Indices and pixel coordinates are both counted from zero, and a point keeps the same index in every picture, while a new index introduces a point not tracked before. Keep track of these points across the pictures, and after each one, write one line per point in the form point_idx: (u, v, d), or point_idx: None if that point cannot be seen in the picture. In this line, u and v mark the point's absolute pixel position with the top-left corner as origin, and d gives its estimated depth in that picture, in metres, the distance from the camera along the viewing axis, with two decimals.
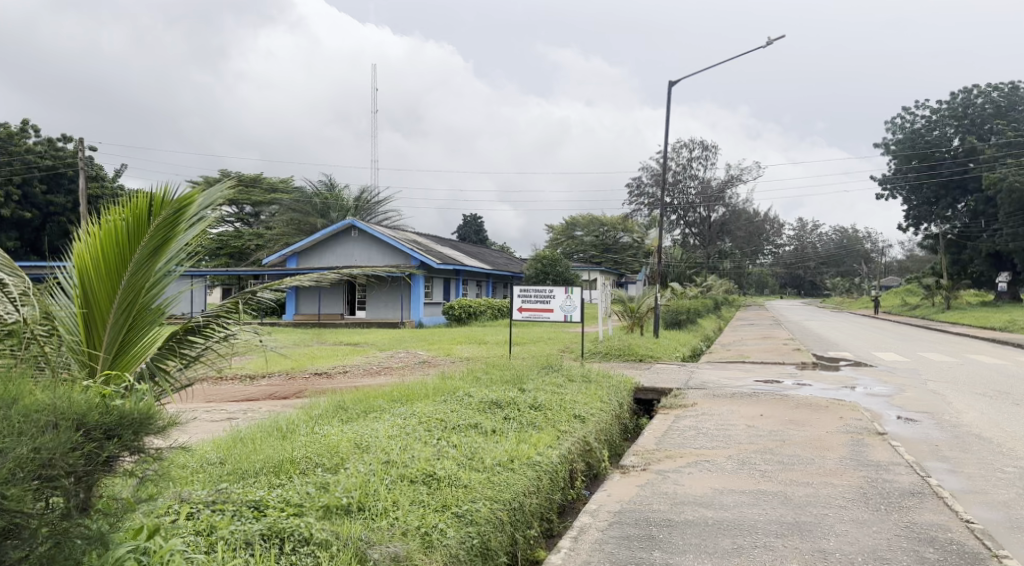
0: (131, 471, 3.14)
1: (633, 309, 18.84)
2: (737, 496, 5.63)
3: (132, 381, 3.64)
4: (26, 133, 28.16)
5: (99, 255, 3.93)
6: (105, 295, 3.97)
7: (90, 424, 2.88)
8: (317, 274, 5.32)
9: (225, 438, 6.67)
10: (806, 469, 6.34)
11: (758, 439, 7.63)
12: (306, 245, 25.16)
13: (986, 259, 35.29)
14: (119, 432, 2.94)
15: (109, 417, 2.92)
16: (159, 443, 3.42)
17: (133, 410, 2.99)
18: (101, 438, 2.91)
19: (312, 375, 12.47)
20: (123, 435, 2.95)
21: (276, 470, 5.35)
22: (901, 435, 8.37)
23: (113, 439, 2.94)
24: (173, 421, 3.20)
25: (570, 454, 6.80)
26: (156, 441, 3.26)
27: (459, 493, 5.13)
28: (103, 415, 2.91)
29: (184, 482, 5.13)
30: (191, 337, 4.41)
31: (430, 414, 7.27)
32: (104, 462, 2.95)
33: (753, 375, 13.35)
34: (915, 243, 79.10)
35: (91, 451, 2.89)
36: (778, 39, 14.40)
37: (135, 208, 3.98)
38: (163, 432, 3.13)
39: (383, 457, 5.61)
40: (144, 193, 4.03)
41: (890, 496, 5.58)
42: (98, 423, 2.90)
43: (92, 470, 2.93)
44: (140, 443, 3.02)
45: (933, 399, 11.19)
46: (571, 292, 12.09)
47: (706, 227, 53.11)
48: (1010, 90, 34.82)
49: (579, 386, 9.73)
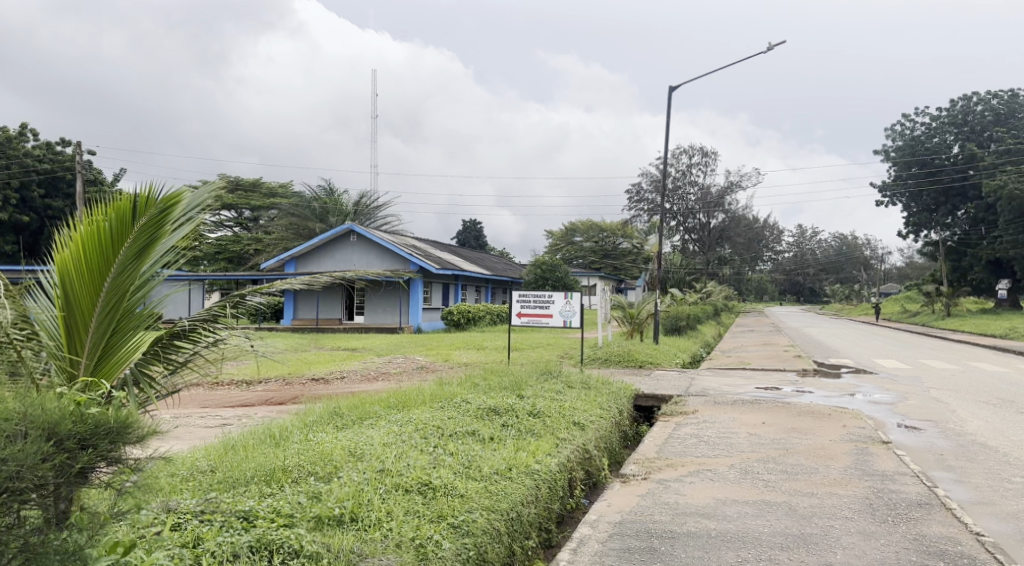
0: (108, 481, 3.02)
1: (633, 315, 18.71)
2: (740, 507, 5.50)
3: (109, 387, 3.49)
4: (24, 136, 28.06)
5: (79, 257, 3.81)
6: (87, 299, 3.85)
7: (61, 434, 2.76)
8: (309, 278, 5.15)
9: (216, 445, 6.53)
10: (811, 479, 6.20)
11: (760, 447, 7.50)
12: (306, 249, 25.04)
13: (986, 266, 35.12)
14: (93, 442, 2.82)
15: (82, 426, 2.80)
16: (139, 453, 3.31)
17: (110, 419, 2.86)
18: (74, 447, 2.79)
19: (309, 381, 12.34)
20: (97, 445, 2.84)
21: (268, 478, 5.23)
22: (905, 444, 8.23)
23: (87, 449, 2.82)
24: (153, 429, 3.08)
25: (569, 461, 6.67)
26: (135, 451, 3.15)
27: (456, 503, 4.99)
28: (76, 424, 2.79)
29: (173, 491, 5.00)
30: (177, 342, 4.25)
31: (427, 421, 7.14)
32: (78, 474, 2.83)
33: (755, 382, 13.21)
34: (915, 251, 79.02)
35: (62, 463, 2.77)
36: (778, 45, 14.38)
37: (119, 207, 3.85)
38: (142, 441, 3.01)
39: (377, 466, 5.48)
40: (127, 192, 3.88)
41: (897, 507, 5.45)
42: (69, 433, 2.77)
43: (65, 483, 2.81)
44: (117, 452, 2.90)
45: (937, 407, 11.04)
46: (571, 298, 11.94)
47: (705, 233, 52.92)
48: (1010, 97, 34.68)
49: (578, 392, 9.59)
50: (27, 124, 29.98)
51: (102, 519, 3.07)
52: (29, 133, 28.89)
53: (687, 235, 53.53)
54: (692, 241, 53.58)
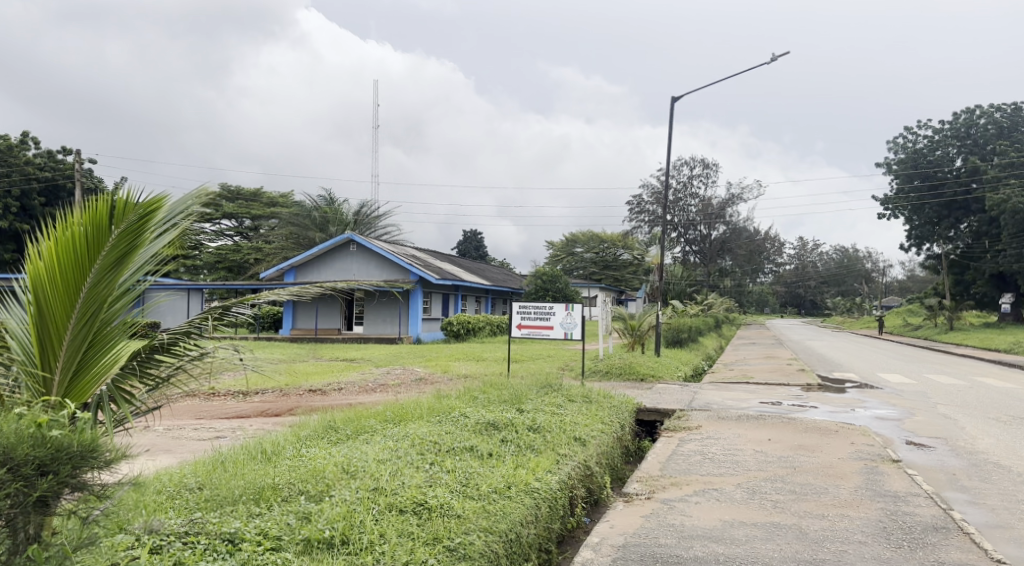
0: (71, 509, 3.08)
1: (634, 327, 18.53)
2: (748, 530, 5.29)
3: (76, 407, 3.34)
4: (26, 145, 28.00)
5: (53, 267, 3.62)
6: (61, 312, 3.66)
7: (19, 462, 2.80)
8: (300, 287, 4.93)
9: (204, 460, 6.29)
10: (821, 500, 5.99)
11: (767, 466, 7.28)
12: (305, 259, 24.85)
13: (989, 280, 34.93)
14: (53, 468, 2.87)
15: (41, 449, 2.83)
16: (110, 478, 3.35)
17: (74, 444, 2.90)
18: (32, 473, 2.83)
19: (306, 392, 12.13)
20: (58, 471, 2.88)
21: (257, 497, 5.02)
22: (916, 463, 8.01)
23: (47, 475, 2.87)
24: (120, 454, 3.10)
25: (570, 479, 6.45)
26: (104, 476, 3.19)
27: (452, 524, 4.77)
28: (35, 447, 2.82)
29: (156, 509, 4.79)
30: (159, 357, 4.05)
31: (423, 436, 6.93)
32: (35, 503, 2.88)
33: (759, 396, 12.99)
34: (916, 264, 78.96)
35: (17, 490, 2.82)
36: (780, 56, 14.33)
37: (94, 214, 3.67)
38: (108, 465, 3.06)
39: (370, 484, 5.26)
40: (104, 198, 3.70)
41: (912, 531, 5.24)
42: (26, 459, 2.81)
43: (21, 513, 2.86)
44: (79, 478, 2.95)
45: (945, 423, 10.82)
46: (573, 309, 11.77)
47: (706, 245, 52.68)
48: (1013, 110, 34.37)
49: (579, 406, 9.36)
50: (27, 132, 29.90)
51: (63, 547, 3.11)
52: (29, 141, 28.81)
53: (688, 246, 53.23)
54: (693, 253, 53.31)
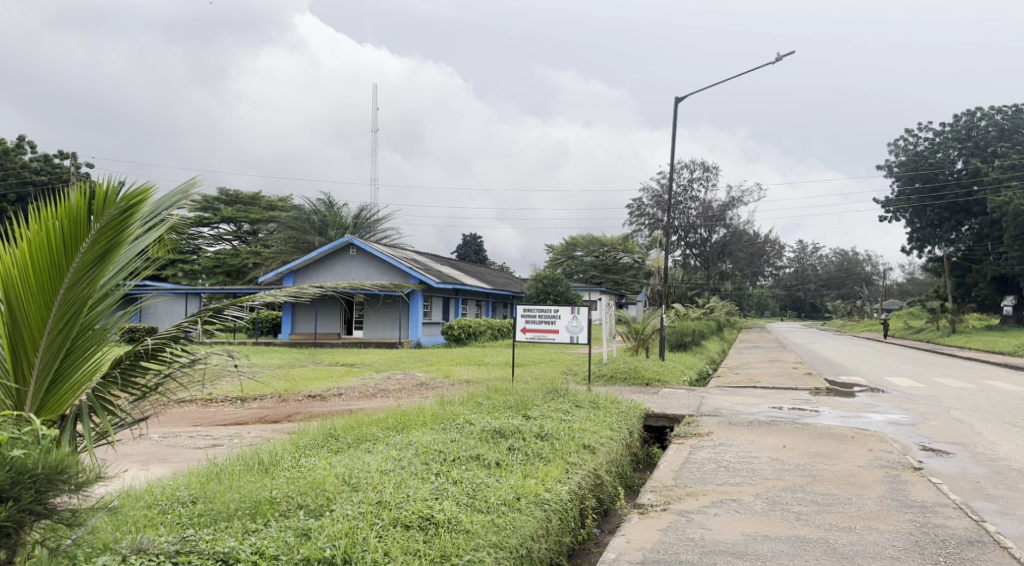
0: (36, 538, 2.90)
1: (638, 330, 18.27)
2: (774, 544, 5.01)
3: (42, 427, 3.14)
4: (22, 149, 27.70)
5: (25, 266, 3.34)
6: (37, 315, 3.39)
7: None
8: (296, 292, 4.60)
9: (199, 472, 6.00)
10: (846, 512, 5.70)
11: (785, 475, 6.97)
12: (306, 263, 24.50)
13: (991, 282, 34.78)
14: (14, 494, 2.73)
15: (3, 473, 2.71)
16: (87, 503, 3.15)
17: (40, 465, 2.77)
18: None
19: (306, 398, 11.82)
20: (19, 498, 2.74)
21: (254, 512, 4.73)
22: (937, 470, 7.72)
23: (9, 501, 2.73)
24: (94, 475, 2.96)
25: (580, 488, 6.17)
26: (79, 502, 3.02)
27: (461, 540, 4.50)
28: None
29: (146, 527, 4.52)
30: (143, 364, 3.74)
31: (428, 445, 6.62)
32: None
33: (768, 401, 12.68)
34: (916, 268, 78.79)
35: None
36: (786, 55, 14.00)
37: (71, 207, 3.40)
38: (80, 489, 2.92)
39: (373, 498, 4.96)
40: (83, 191, 3.44)
41: (947, 545, 4.97)
42: None
43: None
44: (42, 501, 2.79)
45: (961, 429, 10.55)
46: (578, 313, 11.48)
47: (706, 248, 51.96)
48: (1014, 112, 34.13)
49: (587, 412, 9.06)
50: (24, 136, 29.50)
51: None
52: (26, 146, 28.49)
53: (688, 250, 52.77)
54: (693, 256, 52.97)
